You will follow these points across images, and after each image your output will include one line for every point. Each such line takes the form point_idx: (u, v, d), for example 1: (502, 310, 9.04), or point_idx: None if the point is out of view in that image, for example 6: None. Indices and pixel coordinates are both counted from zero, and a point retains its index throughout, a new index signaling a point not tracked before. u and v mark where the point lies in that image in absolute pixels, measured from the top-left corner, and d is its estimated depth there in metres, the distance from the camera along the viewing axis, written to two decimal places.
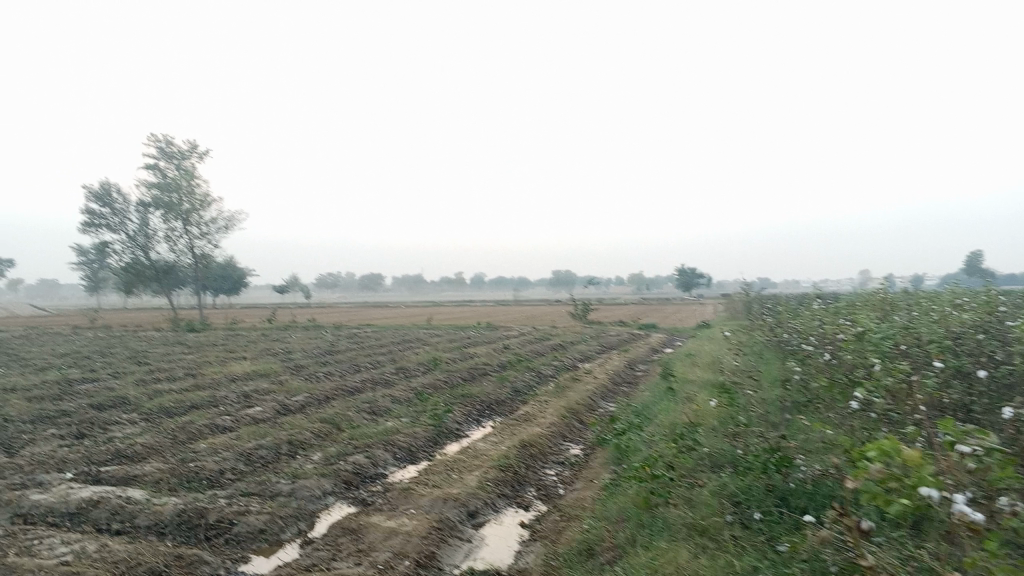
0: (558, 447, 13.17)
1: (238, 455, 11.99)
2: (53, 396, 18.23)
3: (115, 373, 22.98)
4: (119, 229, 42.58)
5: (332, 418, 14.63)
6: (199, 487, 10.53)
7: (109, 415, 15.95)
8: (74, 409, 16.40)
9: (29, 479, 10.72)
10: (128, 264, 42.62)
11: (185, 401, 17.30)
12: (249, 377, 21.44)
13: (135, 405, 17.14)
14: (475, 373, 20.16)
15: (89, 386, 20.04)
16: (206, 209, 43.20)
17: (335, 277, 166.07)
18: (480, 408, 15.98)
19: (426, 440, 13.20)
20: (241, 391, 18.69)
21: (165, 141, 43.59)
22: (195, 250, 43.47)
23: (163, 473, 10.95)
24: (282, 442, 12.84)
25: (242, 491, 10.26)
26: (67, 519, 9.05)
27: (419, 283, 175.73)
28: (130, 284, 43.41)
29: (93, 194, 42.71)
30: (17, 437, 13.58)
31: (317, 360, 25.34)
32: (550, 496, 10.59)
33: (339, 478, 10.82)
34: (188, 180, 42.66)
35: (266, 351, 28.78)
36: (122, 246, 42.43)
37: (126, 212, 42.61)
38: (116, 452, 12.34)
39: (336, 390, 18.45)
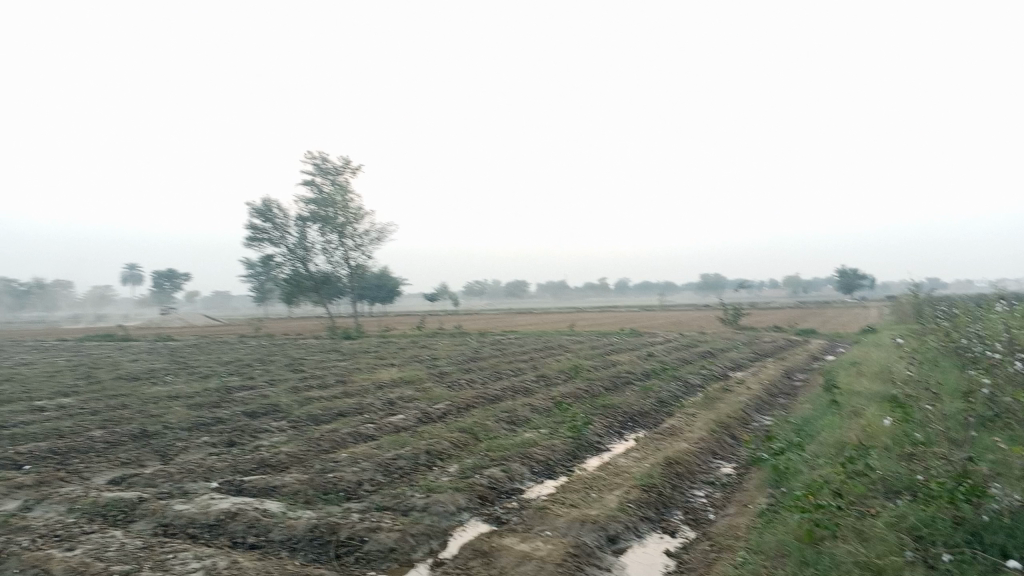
0: (707, 465, 12.21)
1: (376, 466, 11.77)
2: (211, 403, 18.95)
3: (272, 380, 23.83)
4: (280, 243, 44.69)
5: (470, 427, 14.28)
6: (335, 499, 10.31)
7: (261, 423, 16.32)
8: (229, 417, 16.92)
9: (177, 488, 10.86)
10: (290, 275, 44.80)
11: (332, 409, 17.50)
12: (394, 385, 21.60)
13: (285, 413, 17.49)
14: (619, 382, 19.34)
15: (247, 394, 20.77)
16: (359, 222, 44.51)
17: (483, 286, 169.02)
18: (623, 420, 15.18)
19: (565, 454, 12.58)
20: (386, 399, 18.74)
21: (320, 157, 45.29)
22: (351, 261, 44.92)
23: (301, 484, 10.83)
24: (420, 452, 12.56)
25: (376, 504, 9.95)
26: (206, 530, 9.01)
27: (565, 290, 175.70)
28: (292, 294, 45.48)
29: (256, 210, 45.00)
30: (173, 445, 14.03)
31: (461, 367, 25.27)
32: (699, 522, 9.70)
33: (474, 493, 10.35)
34: (343, 195, 44.06)
35: (413, 358, 29.09)
36: (283, 258, 44.67)
37: (286, 226, 44.60)
38: (260, 461, 12.43)
39: (477, 398, 18.15)
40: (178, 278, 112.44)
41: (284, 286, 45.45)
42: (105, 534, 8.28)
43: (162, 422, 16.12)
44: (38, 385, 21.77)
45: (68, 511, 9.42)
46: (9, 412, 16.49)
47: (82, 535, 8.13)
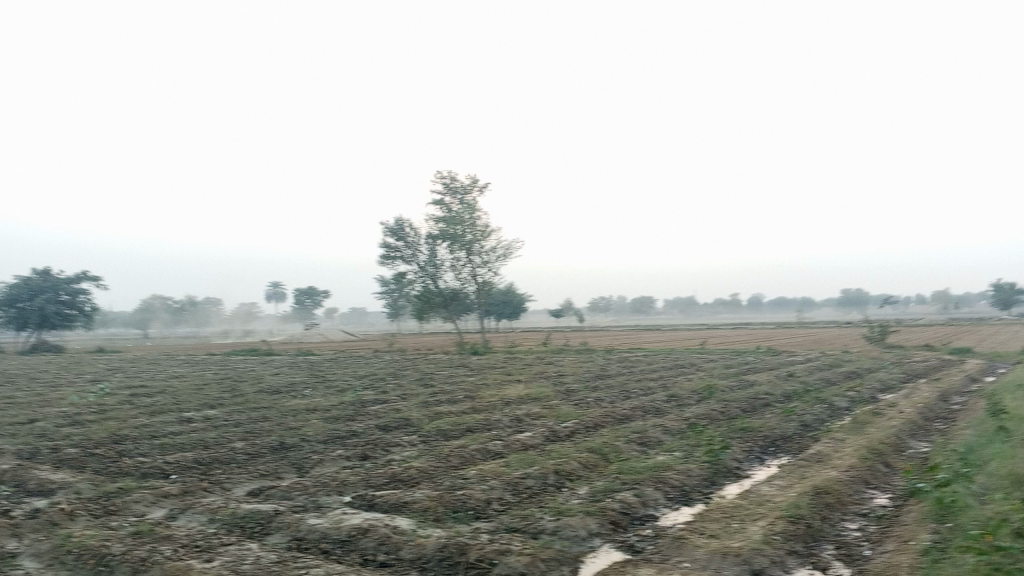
0: (859, 496, 11.27)
1: (506, 485, 11.46)
2: (344, 417, 19.34)
3: (403, 394, 24.19)
4: (412, 261, 45.71)
5: (600, 448, 13.83)
6: (465, 517, 9.99)
7: (393, 436, 16.45)
8: (362, 430, 17.17)
9: (310, 502, 10.97)
10: (421, 292, 45.78)
11: (461, 424, 17.45)
12: (522, 401, 21.42)
13: (416, 427, 17.59)
14: (757, 404, 18.37)
15: (379, 407, 21.10)
16: (487, 239, 44.86)
17: (610, 302, 167.77)
18: (763, 444, 14.34)
19: (701, 479, 11.93)
20: (514, 415, 18.56)
21: (450, 177, 46.11)
22: (479, 278, 45.33)
23: (432, 501, 10.62)
24: (549, 472, 12.22)
25: (506, 525, 9.63)
26: (337, 546, 8.96)
27: (695, 306, 171.70)
28: (422, 311, 46.38)
29: (389, 229, 46.26)
30: (309, 457, 14.29)
31: (589, 385, 24.84)
32: (853, 558, 8.88)
33: (606, 518, 9.91)
34: (471, 214, 44.62)
35: (540, 374, 28.90)
36: (415, 275, 45.75)
37: (417, 244, 45.57)
38: (391, 476, 12.40)
39: (606, 417, 17.68)
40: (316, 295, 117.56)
41: (415, 302, 46.42)
42: (241, 547, 8.33)
43: (299, 435, 16.53)
44: (188, 396, 22.95)
45: (208, 522, 9.62)
46: (161, 422, 17.37)
47: (220, 547, 8.23)
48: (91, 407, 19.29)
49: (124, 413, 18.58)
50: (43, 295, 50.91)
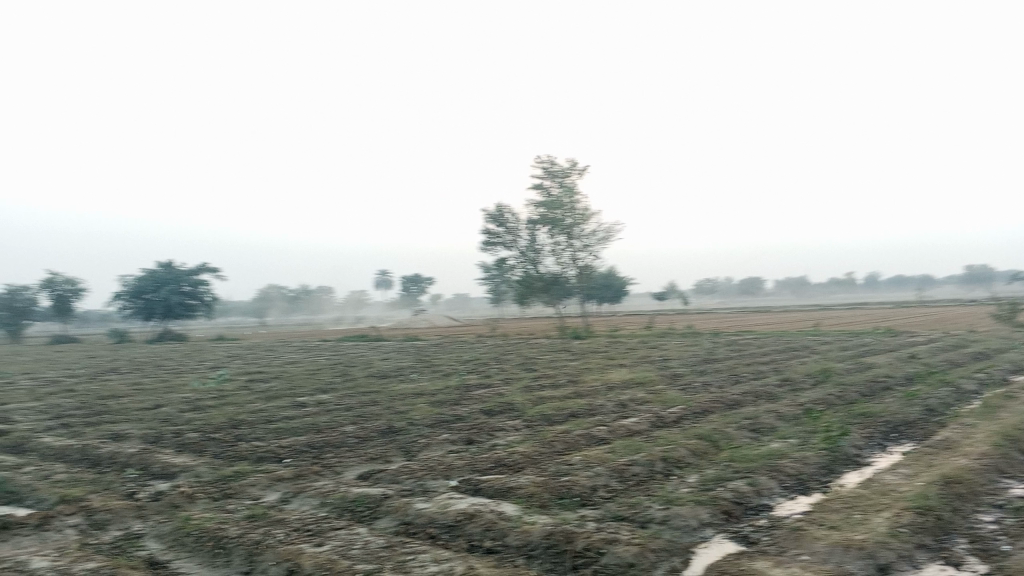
0: (995, 486, 10.47)
1: (612, 472, 11.24)
2: (450, 401, 19.50)
3: (507, 379, 24.22)
4: (512, 246, 45.81)
5: (710, 434, 13.41)
6: (571, 505, 9.76)
7: (497, 421, 16.45)
8: (467, 415, 17.24)
9: (417, 486, 10.84)
10: (522, 277, 45.86)
11: (565, 409, 17.29)
12: (626, 386, 21.09)
13: (520, 412, 17.54)
14: (876, 388, 17.44)
15: (483, 392, 21.18)
16: (588, 223, 44.37)
17: (715, 283, 164.12)
18: (884, 430, 13.57)
19: (818, 467, 11.37)
20: (619, 400, 18.25)
21: (549, 161, 45.88)
22: (579, 261, 44.96)
23: (537, 487, 10.43)
24: (657, 460, 11.91)
25: (613, 513, 9.38)
26: (444, 531, 8.91)
27: (804, 286, 165.81)
28: (523, 296, 46.45)
29: (489, 216, 46.48)
30: (415, 441, 14.39)
31: (695, 369, 24.21)
32: (990, 554, 8.23)
33: (717, 508, 9.55)
34: (571, 197, 44.29)
35: (645, 358, 28.41)
36: (515, 261, 45.89)
37: (517, 230, 45.61)
38: (496, 461, 12.28)
39: (715, 403, 17.17)
40: (420, 282, 119.75)
41: (517, 287, 46.53)
42: (351, 531, 8.39)
43: (406, 419, 16.74)
44: (300, 381, 23.68)
45: (319, 506, 9.75)
46: (276, 407, 17.94)
47: (329, 531, 8.32)
48: (212, 393, 20.12)
49: (241, 398, 19.29)
50: (168, 286, 53.67)
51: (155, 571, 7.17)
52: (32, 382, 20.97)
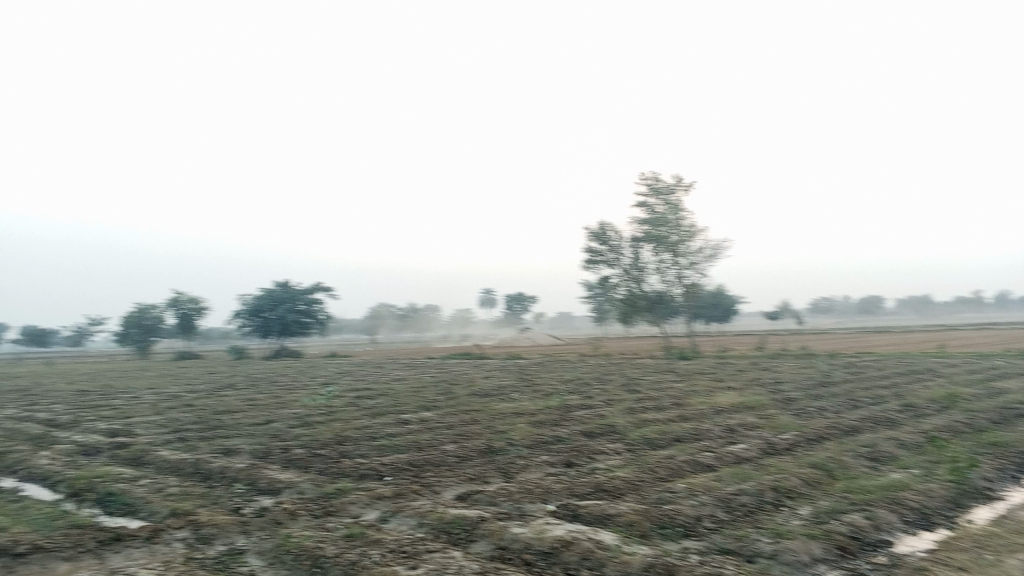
0: None
1: (717, 501, 10.75)
2: (551, 422, 19.27)
3: (609, 400, 23.81)
4: (615, 264, 45.31)
5: (823, 463, 12.68)
6: (673, 535, 9.27)
7: (598, 444, 16.11)
8: (568, 436, 16.97)
9: (516, 509, 10.36)
10: (626, 295, 45.27)
11: (668, 433, 16.78)
12: (734, 409, 20.34)
13: (622, 435, 17.15)
14: (1009, 415, 16.18)
15: (585, 413, 20.87)
16: (693, 240, 43.36)
17: (829, 303, 157.94)
18: (1019, 462, 12.51)
19: (945, 501, 10.55)
20: (725, 425, 17.60)
21: (653, 177, 45.27)
22: (685, 280, 43.98)
23: (638, 515, 9.88)
24: (765, 489, 11.34)
25: (717, 546, 8.91)
26: (541, 558, 8.20)
27: (927, 305, 157.29)
28: (627, 315, 45.80)
29: (592, 234, 46.19)
30: (514, 462, 14.16)
31: (808, 392, 23.16)
32: None
33: (831, 543, 8.96)
34: (675, 214, 43.52)
35: (754, 381, 27.43)
36: (619, 279, 45.38)
37: (620, 248, 45.10)
38: (598, 486, 11.70)
39: (828, 429, 16.31)
40: (525, 301, 120.30)
41: (620, 306, 45.96)
42: (446, 554, 7.84)
43: (506, 439, 16.62)
44: (405, 399, 23.97)
45: (417, 526, 9.24)
46: (379, 424, 18.16)
47: (425, 553, 7.77)
48: (320, 409, 20.58)
49: (347, 415, 19.64)
50: (284, 305, 55.74)
51: None
52: (156, 396, 22.03)
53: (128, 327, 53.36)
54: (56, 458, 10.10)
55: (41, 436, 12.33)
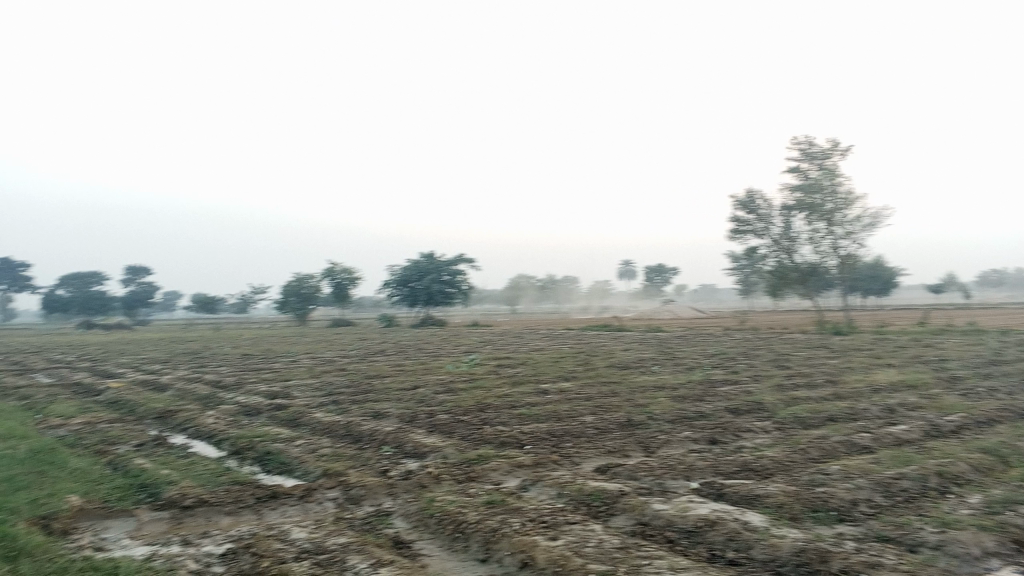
0: None
1: (875, 486, 10.09)
2: (695, 396, 18.79)
3: (756, 375, 22.95)
4: (764, 234, 43.51)
5: (996, 449, 11.66)
6: (826, 519, 8.75)
7: (745, 421, 15.54)
8: (712, 412, 16.48)
9: (657, 485, 10.12)
10: (775, 267, 43.44)
11: (821, 412, 15.95)
12: (894, 389, 19.10)
13: (770, 412, 16.47)
14: None
15: (731, 389, 20.21)
16: (851, 208, 40.82)
17: (1002, 275, 145.72)
18: None
19: None
20: (884, 405, 16.53)
21: (807, 142, 43.02)
22: (840, 250, 41.57)
23: (787, 497, 9.41)
24: (930, 475, 10.57)
25: (876, 533, 8.36)
26: (684, 536, 7.94)
27: None
28: (776, 287, 43.92)
29: (739, 202, 44.52)
30: (656, 437, 13.85)
31: (980, 372, 21.42)
32: None
33: (1005, 536, 8.20)
34: (831, 180, 41.23)
35: (916, 359, 25.67)
36: (768, 250, 43.61)
37: (770, 216, 43.21)
38: (743, 464, 11.30)
39: (1002, 412, 15.00)
40: (667, 273, 118.13)
41: (769, 278, 44.15)
42: (587, 527, 7.70)
43: (648, 413, 16.32)
44: (546, 369, 24.07)
45: (556, 497, 9.15)
46: (521, 393, 18.31)
47: (565, 525, 7.64)
48: (463, 377, 21.00)
49: (489, 383, 19.93)
50: (430, 275, 57.08)
51: (394, 549, 6.84)
52: (312, 361, 23.18)
53: (287, 296, 56.43)
54: (220, 418, 10.69)
55: (209, 396, 13.19)
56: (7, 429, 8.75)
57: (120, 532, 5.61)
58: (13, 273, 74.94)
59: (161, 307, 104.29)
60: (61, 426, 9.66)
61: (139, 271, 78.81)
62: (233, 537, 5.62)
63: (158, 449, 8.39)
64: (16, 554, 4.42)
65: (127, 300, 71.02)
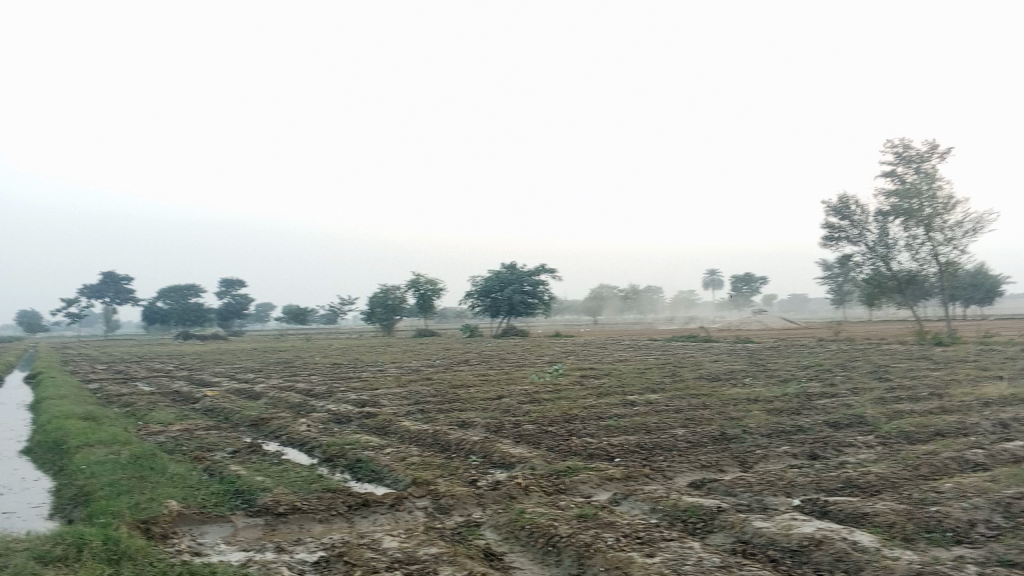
0: None
1: (994, 505, 9.41)
2: (789, 409, 18.08)
3: (855, 388, 21.97)
4: (859, 241, 41.89)
5: None
6: (943, 541, 8.18)
7: (845, 435, 14.83)
8: (810, 426, 15.80)
9: (755, 501, 9.69)
10: (871, 275, 41.73)
11: (928, 427, 15.08)
12: (1007, 403, 17.95)
13: (872, 427, 15.68)
14: None
15: (828, 402, 19.38)
16: (952, 213, 38.86)
17: None
18: None
19: None
20: (998, 420, 15.52)
21: (904, 145, 41.25)
22: (941, 257, 39.61)
23: (898, 516, 8.86)
24: None
25: (999, 557, 7.75)
26: (788, 556, 7.54)
27: None
28: (872, 296, 42.19)
29: (832, 209, 43.02)
30: (752, 451, 13.34)
31: None
32: None
33: None
34: (930, 184, 39.38)
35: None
36: (863, 258, 41.96)
37: (864, 223, 41.58)
38: (847, 481, 10.73)
39: None
40: (755, 283, 115.24)
41: (864, 287, 42.45)
42: (684, 544, 7.38)
43: (741, 426, 15.77)
44: (633, 380, 23.64)
45: (650, 512, 8.84)
46: (607, 404, 17.98)
47: (661, 541, 7.34)
48: (548, 387, 20.80)
49: (575, 393, 19.67)
50: (512, 285, 57.09)
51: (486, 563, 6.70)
52: (398, 370, 23.39)
53: (374, 306, 57.35)
54: (311, 425, 10.78)
55: (300, 404, 13.38)
56: (110, 435, 9.01)
57: (216, 538, 5.62)
58: (118, 285, 78.58)
59: (254, 318, 107.63)
60: (160, 433, 9.90)
61: (233, 283, 81.49)
62: (325, 545, 5.57)
63: (252, 455, 8.49)
64: (118, 556, 4.45)
65: (222, 310, 73.46)
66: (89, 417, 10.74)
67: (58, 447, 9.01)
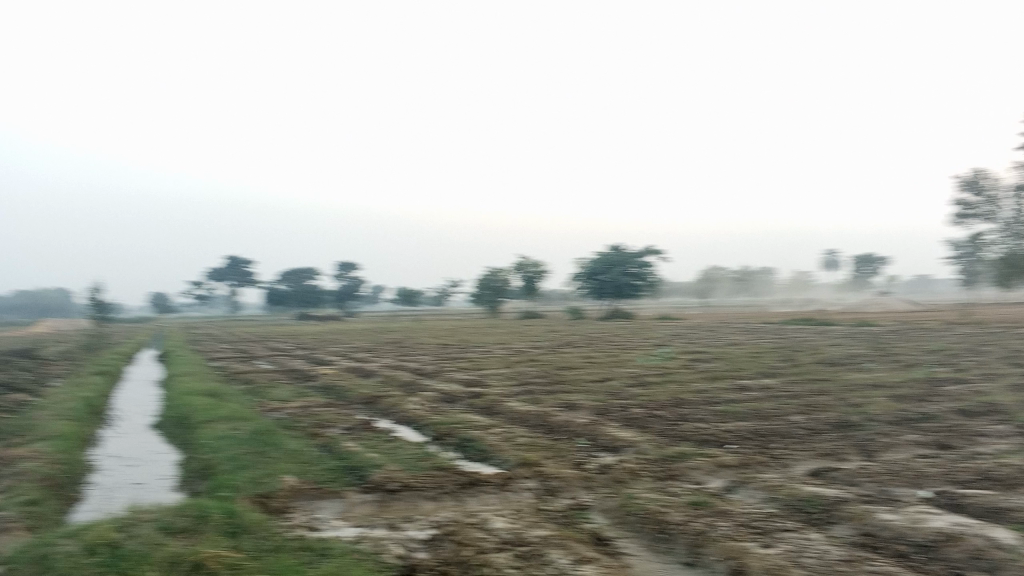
0: None
1: None
2: (914, 396, 17.10)
3: (988, 374, 20.59)
4: (991, 218, 39.24)
5: None
6: None
7: (979, 424, 13.88)
8: (938, 414, 14.88)
9: (880, 492, 9.18)
10: (1004, 254, 39.06)
11: None
12: None
13: (1009, 416, 14.62)
14: None
15: (958, 388, 18.22)
16: None
17: None
18: None
19: None
20: None
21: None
22: None
23: None
24: None
25: None
26: (918, 551, 7.08)
27: None
28: (1006, 277, 39.50)
29: (962, 184, 40.45)
30: (874, 439, 12.67)
31: None
32: None
33: None
34: None
35: None
36: (996, 236, 39.31)
37: (998, 198, 38.91)
38: (983, 473, 10.03)
39: None
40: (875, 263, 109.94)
41: (997, 267, 39.78)
42: (804, 535, 7.04)
43: (862, 413, 15.02)
44: (744, 364, 22.93)
45: (766, 501, 8.49)
46: (718, 389, 17.48)
47: (779, 532, 7.02)
48: (656, 370, 20.42)
49: (684, 377, 19.23)
50: (618, 267, 56.45)
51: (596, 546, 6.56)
52: (505, 351, 23.48)
53: (480, 288, 57.87)
54: (421, 405, 10.90)
55: (410, 384, 13.58)
56: (233, 411, 9.35)
57: (330, 513, 5.71)
58: (240, 268, 82.27)
59: (366, 299, 110.55)
60: (278, 409, 10.22)
61: (346, 266, 83.91)
62: (436, 523, 5.55)
63: (365, 433, 8.63)
64: (238, 529, 4.48)
65: (336, 292, 75.75)
66: (213, 393, 11.21)
67: (184, 422, 9.42)
